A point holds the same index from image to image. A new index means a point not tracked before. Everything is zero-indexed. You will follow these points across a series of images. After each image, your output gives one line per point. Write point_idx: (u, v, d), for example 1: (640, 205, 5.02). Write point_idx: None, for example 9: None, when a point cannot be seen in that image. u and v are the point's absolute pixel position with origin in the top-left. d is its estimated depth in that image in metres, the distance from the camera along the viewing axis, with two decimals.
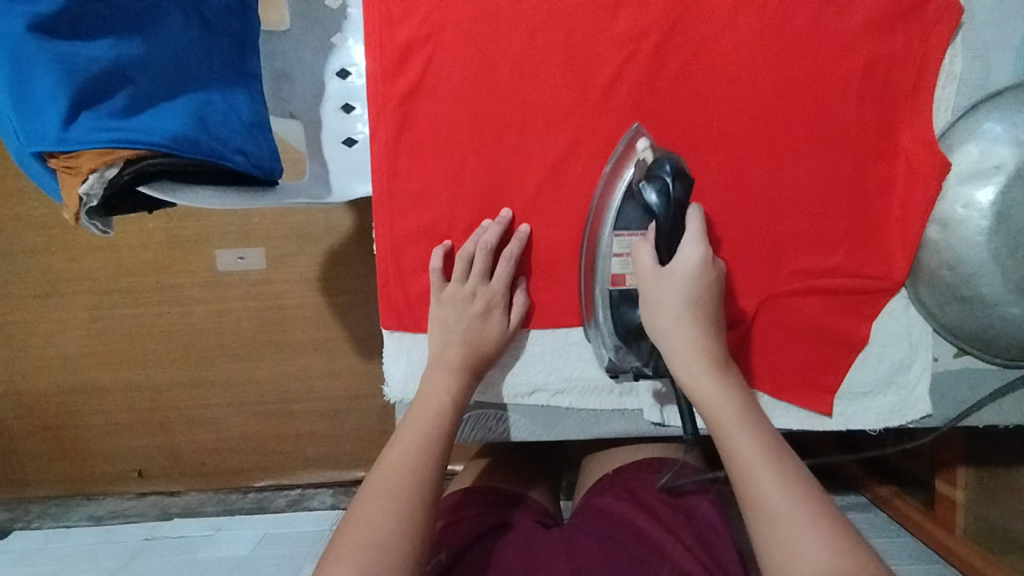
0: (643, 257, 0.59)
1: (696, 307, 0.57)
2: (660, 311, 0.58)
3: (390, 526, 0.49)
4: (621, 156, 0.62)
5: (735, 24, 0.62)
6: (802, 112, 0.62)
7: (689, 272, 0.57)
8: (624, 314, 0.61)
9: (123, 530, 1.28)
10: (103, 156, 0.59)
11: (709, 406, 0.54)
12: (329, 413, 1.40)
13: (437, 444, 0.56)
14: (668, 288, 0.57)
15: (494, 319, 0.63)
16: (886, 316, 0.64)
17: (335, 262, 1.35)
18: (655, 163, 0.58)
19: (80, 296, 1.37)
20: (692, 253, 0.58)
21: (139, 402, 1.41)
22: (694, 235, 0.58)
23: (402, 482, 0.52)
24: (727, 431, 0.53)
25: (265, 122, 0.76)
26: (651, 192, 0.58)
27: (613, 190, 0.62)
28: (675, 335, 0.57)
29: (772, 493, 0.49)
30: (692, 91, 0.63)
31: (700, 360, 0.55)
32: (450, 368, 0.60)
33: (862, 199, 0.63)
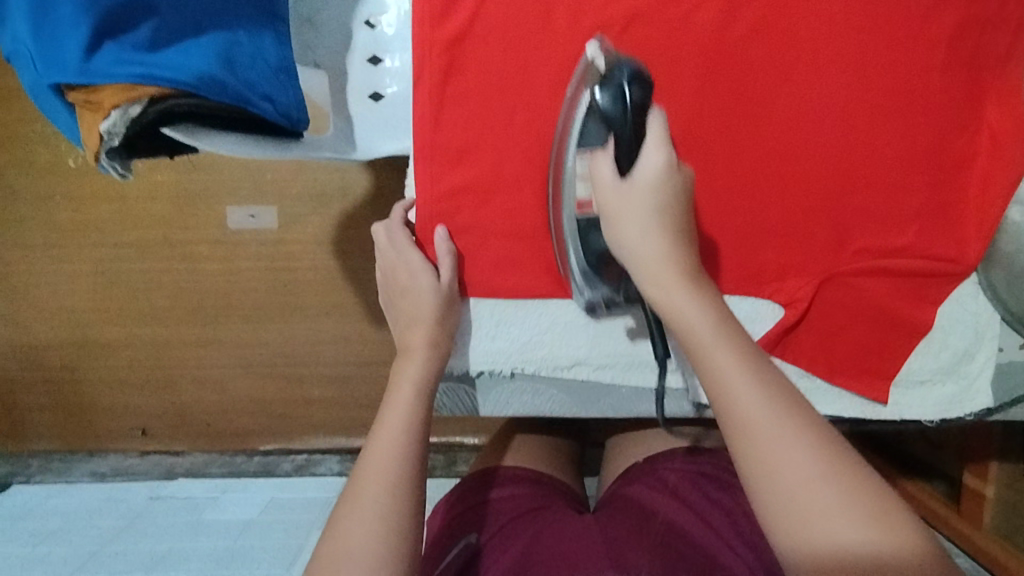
0: (602, 169, 0.53)
1: (663, 215, 0.51)
2: (624, 220, 0.52)
3: (372, 531, 0.47)
4: (581, 75, 0.57)
5: None
6: (883, 75, 0.57)
7: (652, 177, 0.51)
8: (592, 239, 0.57)
9: (126, 488, 1.26)
10: (126, 91, 0.55)
11: (682, 322, 0.46)
12: (339, 379, 1.37)
13: (415, 426, 0.54)
14: (631, 198, 0.51)
15: (418, 276, 0.60)
16: (952, 301, 0.60)
17: (350, 225, 1.31)
18: (609, 71, 0.53)
19: (84, 248, 1.33)
20: (654, 160, 0.51)
21: (145, 359, 1.38)
22: (655, 139, 0.51)
23: (385, 479, 0.50)
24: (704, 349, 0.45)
25: (292, 69, 0.71)
26: (605, 95, 0.52)
27: (574, 110, 0.56)
28: (642, 237, 0.51)
29: (758, 411, 0.41)
30: (766, 49, 0.58)
31: (667, 266, 0.49)
32: (416, 350, 0.58)
33: (938, 174, 0.58)
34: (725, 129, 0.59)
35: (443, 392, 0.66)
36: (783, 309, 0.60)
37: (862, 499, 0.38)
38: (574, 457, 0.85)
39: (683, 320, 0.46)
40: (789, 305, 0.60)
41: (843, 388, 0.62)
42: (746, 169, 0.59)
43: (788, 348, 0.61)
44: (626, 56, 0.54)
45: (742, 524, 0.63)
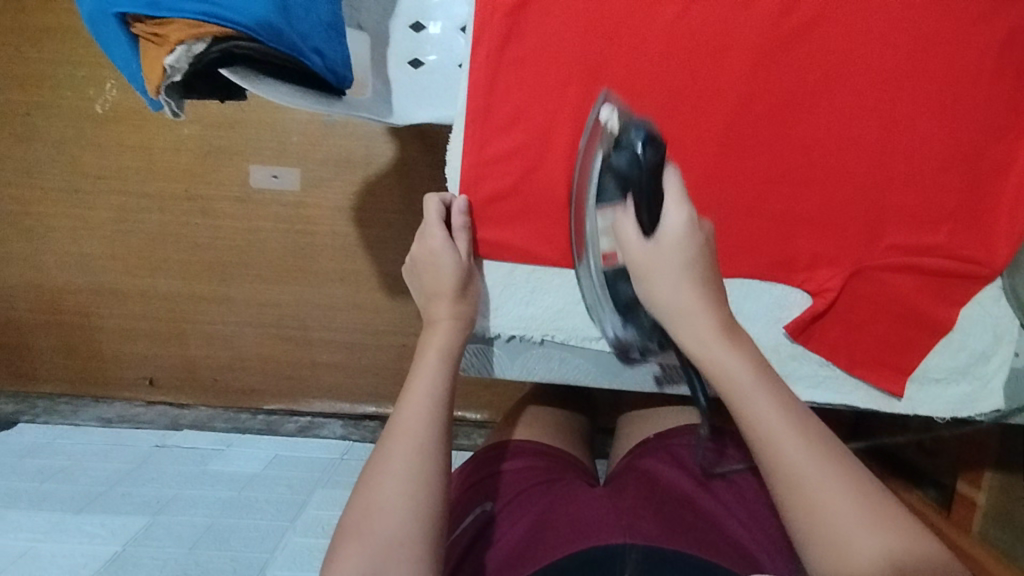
0: (627, 230, 0.55)
1: (692, 271, 0.53)
2: (655, 280, 0.54)
3: (403, 490, 0.51)
4: (594, 133, 0.60)
5: None
6: (933, 77, 0.59)
7: (677, 238, 0.53)
8: (621, 289, 0.61)
9: (132, 434, 1.27)
10: (192, 28, 0.56)
11: (720, 377, 0.50)
12: (347, 345, 1.39)
13: (442, 392, 0.56)
14: (660, 259, 0.53)
15: (438, 249, 0.61)
16: (975, 304, 0.62)
17: (370, 193, 1.32)
18: (623, 131, 0.54)
19: (106, 195, 1.34)
20: (676, 217, 0.53)
21: (157, 310, 1.39)
22: (675, 197, 0.53)
23: (416, 440, 0.53)
24: (743, 396, 0.49)
25: (341, 24, 0.71)
26: (621, 160, 0.54)
27: (591, 164, 0.59)
28: (676, 298, 0.53)
29: (797, 456, 0.46)
30: (819, 42, 0.59)
31: (705, 324, 0.52)
32: (442, 322, 0.60)
33: (974, 178, 0.60)
34: (771, 116, 0.60)
35: (470, 353, 0.67)
36: (810, 298, 0.62)
37: (900, 543, 0.42)
38: (585, 431, 0.87)
39: (723, 374, 0.50)
40: (815, 295, 0.61)
41: (860, 379, 0.63)
42: (788, 158, 0.61)
43: (812, 337, 0.62)
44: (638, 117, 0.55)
45: (755, 509, 0.65)
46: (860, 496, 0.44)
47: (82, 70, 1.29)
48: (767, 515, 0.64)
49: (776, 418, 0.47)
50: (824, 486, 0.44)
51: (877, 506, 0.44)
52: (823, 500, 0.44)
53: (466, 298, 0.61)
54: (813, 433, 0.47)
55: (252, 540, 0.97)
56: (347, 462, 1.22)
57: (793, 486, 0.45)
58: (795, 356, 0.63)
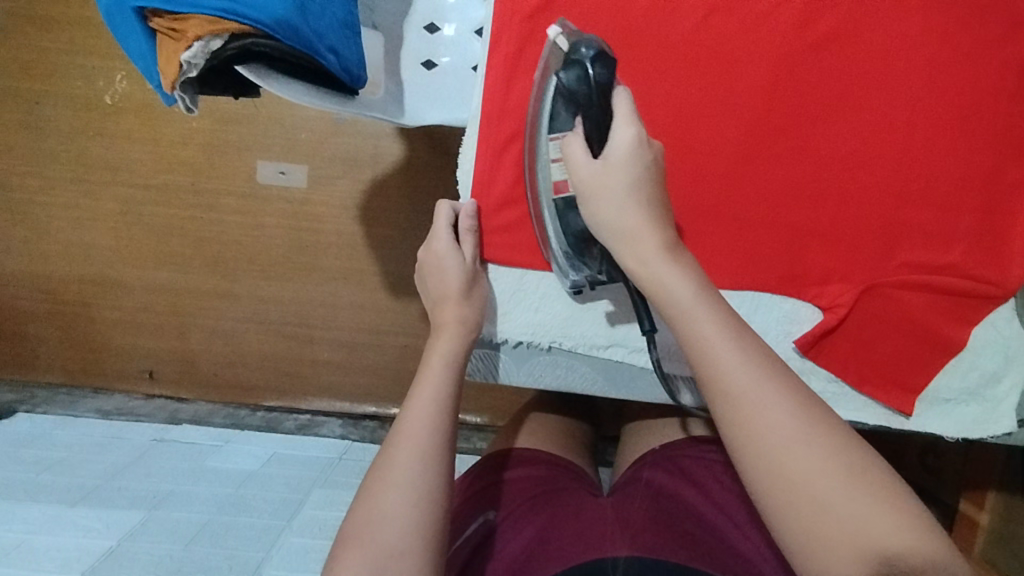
0: (574, 151, 0.56)
1: (639, 189, 0.54)
2: (602, 196, 0.55)
3: (406, 498, 0.50)
4: (546, 57, 0.59)
5: None
6: (951, 96, 0.59)
7: (625, 153, 0.55)
8: (572, 220, 0.60)
9: (131, 427, 1.27)
10: (210, 24, 0.55)
11: (664, 296, 0.52)
12: (349, 344, 1.38)
13: (447, 397, 0.56)
14: (608, 177, 0.55)
15: (443, 253, 0.62)
16: (987, 324, 0.61)
17: (377, 192, 1.31)
18: (574, 46, 0.56)
19: (113, 187, 1.33)
20: (625, 135, 0.55)
21: (160, 303, 1.38)
22: (624, 115, 0.55)
23: (419, 448, 0.52)
24: (684, 315, 0.50)
25: (356, 24, 0.71)
26: (571, 75, 0.55)
27: (543, 93, 0.59)
28: (624, 216, 0.55)
29: (734, 365, 0.47)
30: (837, 54, 0.59)
31: (649, 241, 0.54)
32: (448, 326, 0.59)
33: (991, 198, 0.60)
34: (788, 128, 0.60)
35: (475, 357, 0.66)
36: (821, 313, 0.61)
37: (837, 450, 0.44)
38: (589, 441, 0.86)
39: (664, 292, 0.52)
40: (827, 310, 0.61)
41: (869, 397, 0.63)
42: (803, 170, 0.60)
43: (822, 353, 0.62)
44: (590, 35, 0.57)
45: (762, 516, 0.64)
46: (798, 401, 0.46)
47: (91, 61, 1.29)
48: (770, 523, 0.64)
49: (714, 328, 0.48)
50: (756, 391, 0.46)
51: (814, 410, 0.46)
52: (755, 403, 0.45)
53: (469, 303, 0.61)
54: (754, 347, 0.48)
55: (250, 538, 0.96)
56: (346, 462, 1.22)
57: (728, 389, 0.46)
58: (806, 371, 0.62)
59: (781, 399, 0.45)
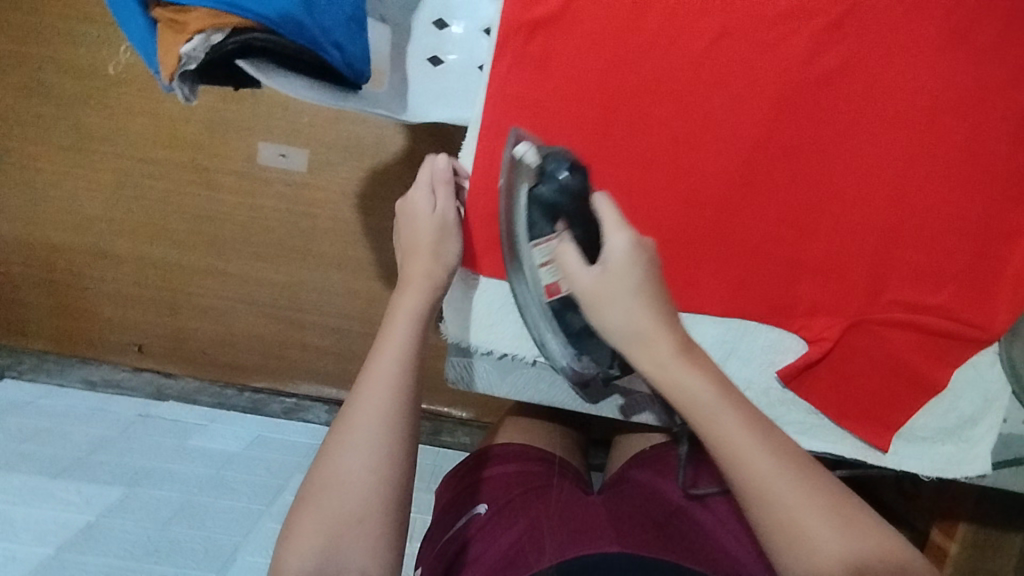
0: (568, 259, 0.56)
1: (644, 290, 0.53)
2: (608, 304, 0.53)
3: (364, 462, 0.50)
4: (511, 169, 0.61)
5: (910, 25, 0.58)
6: (955, 138, 0.59)
7: (622, 261, 0.54)
8: (570, 318, 0.61)
9: (117, 401, 1.27)
10: (212, 19, 0.55)
11: (682, 395, 0.49)
12: (339, 331, 1.38)
13: (410, 357, 0.55)
14: (608, 285, 0.54)
15: (418, 208, 0.62)
16: (970, 367, 0.62)
17: (377, 181, 1.31)
18: (544, 164, 0.59)
19: (110, 158, 1.32)
20: (618, 243, 0.54)
21: (152, 277, 1.38)
22: (613, 222, 0.55)
23: (379, 411, 0.52)
24: (706, 416, 0.48)
25: (364, 19, 0.70)
26: (547, 190, 0.58)
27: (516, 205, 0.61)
28: (630, 317, 0.52)
29: (762, 459, 0.46)
30: (841, 89, 0.59)
31: (664, 344, 0.51)
32: (413, 283, 0.59)
33: (986, 243, 0.60)
34: (787, 160, 0.60)
35: (457, 365, 0.66)
36: (806, 345, 0.61)
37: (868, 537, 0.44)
38: (579, 441, 0.87)
39: (684, 393, 0.49)
40: (813, 342, 0.61)
41: (848, 431, 0.63)
42: (799, 203, 0.60)
43: (804, 384, 0.62)
44: (559, 149, 0.60)
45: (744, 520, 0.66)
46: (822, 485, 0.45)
47: (98, 29, 1.27)
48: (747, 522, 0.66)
49: (737, 426, 0.47)
50: (775, 482, 0.45)
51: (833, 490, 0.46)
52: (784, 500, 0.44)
53: (440, 254, 0.60)
54: (768, 433, 0.47)
55: (227, 522, 0.97)
56: None
57: (751, 488, 0.45)
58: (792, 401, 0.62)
59: (783, 475, 0.45)
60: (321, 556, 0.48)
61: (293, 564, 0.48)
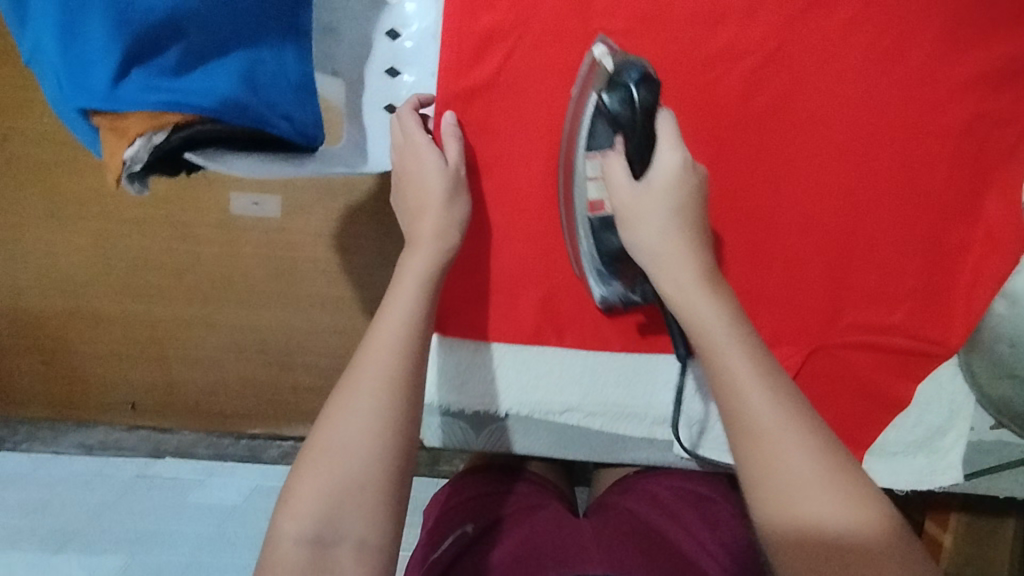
0: (616, 172, 0.55)
1: (681, 216, 0.53)
2: (643, 221, 0.54)
3: (368, 424, 0.50)
4: (588, 73, 0.58)
5: (840, 57, 0.59)
6: (896, 162, 0.60)
7: (668, 181, 0.53)
8: (606, 238, 0.58)
9: (115, 463, 1.29)
10: (151, 119, 0.54)
11: (697, 322, 0.51)
12: (329, 371, 1.38)
13: (417, 319, 0.55)
14: (649, 203, 0.54)
15: (425, 160, 0.59)
16: (933, 380, 0.63)
17: (352, 220, 1.31)
18: (620, 70, 0.54)
19: (86, 221, 1.33)
20: (669, 159, 0.53)
21: (139, 334, 1.39)
22: (670, 138, 0.53)
23: (384, 373, 0.52)
24: (720, 349, 0.49)
25: (313, 84, 0.70)
26: (614, 99, 0.54)
27: (583, 109, 0.59)
28: (661, 238, 0.53)
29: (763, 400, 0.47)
30: (778, 125, 0.60)
31: (689, 272, 0.52)
32: (422, 242, 0.58)
33: (936, 260, 0.61)
34: (734, 196, 0.61)
35: (435, 426, 0.65)
36: None
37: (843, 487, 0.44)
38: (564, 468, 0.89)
39: (700, 328, 0.51)
40: None
41: None
42: (751, 236, 0.61)
43: None
44: (636, 56, 0.56)
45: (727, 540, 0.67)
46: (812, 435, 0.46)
47: None
48: (730, 542, 0.67)
49: (747, 365, 0.48)
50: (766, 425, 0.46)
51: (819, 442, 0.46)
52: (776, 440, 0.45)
53: (447, 214, 0.59)
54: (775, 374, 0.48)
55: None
56: None
57: (747, 429, 0.46)
58: None
59: (781, 423, 0.46)
60: (318, 520, 0.48)
61: (291, 529, 0.48)
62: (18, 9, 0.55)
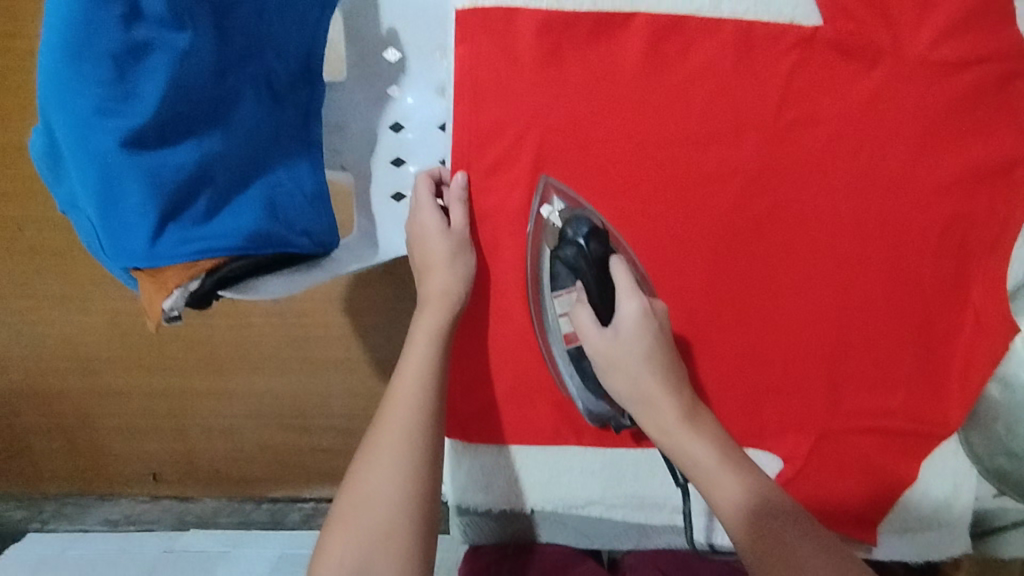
0: (583, 319, 0.63)
1: (650, 361, 0.60)
2: (618, 372, 0.61)
3: (390, 480, 0.56)
4: (540, 227, 0.67)
5: (812, 174, 0.66)
6: (879, 264, 0.66)
7: (632, 325, 0.61)
8: (587, 370, 0.65)
9: (141, 539, 1.30)
10: (187, 270, 0.59)
11: (687, 460, 0.58)
12: (344, 432, 1.37)
13: (430, 374, 0.61)
14: (620, 351, 0.61)
15: (430, 225, 0.65)
16: (935, 457, 0.66)
17: (361, 284, 1.32)
18: (568, 227, 0.63)
19: (99, 300, 1.33)
20: (630, 309, 0.61)
21: (155, 408, 1.38)
22: (627, 288, 0.61)
23: (402, 428, 0.58)
24: (711, 480, 0.56)
25: (328, 191, 0.74)
26: (570, 251, 0.62)
27: (541, 259, 0.67)
28: (639, 383, 0.60)
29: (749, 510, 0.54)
30: (763, 236, 0.66)
31: (666, 413, 0.59)
32: (431, 300, 0.64)
33: (926, 347, 0.66)
34: (732, 301, 0.67)
35: (462, 524, 0.71)
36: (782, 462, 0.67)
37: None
38: None
39: (688, 460, 0.58)
40: (786, 459, 0.66)
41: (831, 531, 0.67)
42: (751, 337, 0.67)
43: None
44: (579, 211, 0.65)
45: None
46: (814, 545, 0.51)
47: None
48: None
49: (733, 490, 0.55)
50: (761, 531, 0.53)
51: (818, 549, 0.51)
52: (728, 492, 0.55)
53: (453, 270, 0.65)
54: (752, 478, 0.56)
55: None
56: None
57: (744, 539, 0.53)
58: None
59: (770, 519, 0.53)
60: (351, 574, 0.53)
61: None
62: (49, 162, 0.57)
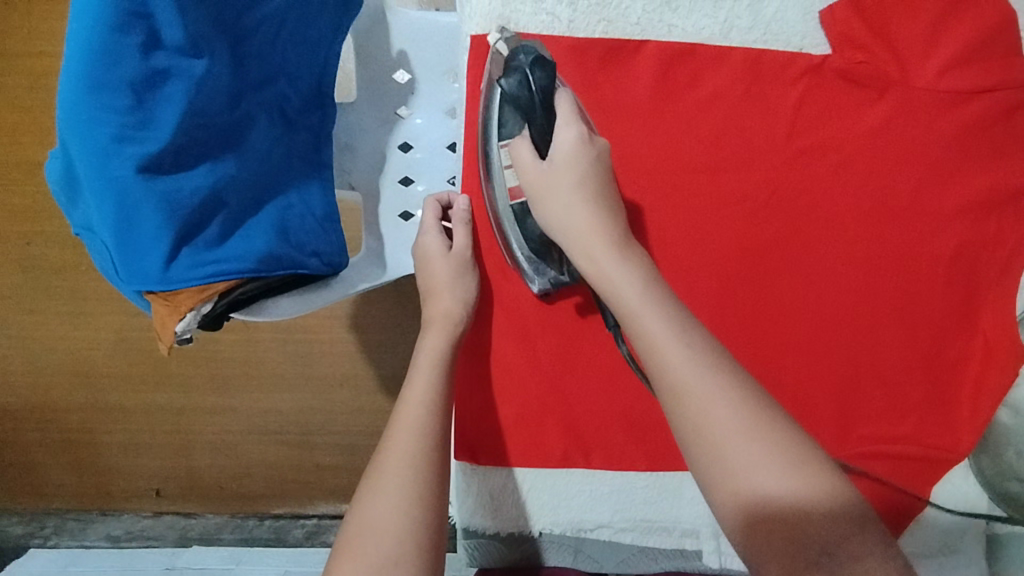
0: (523, 154, 0.64)
1: (584, 186, 0.61)
2: (550, 198, 0.62)
3: (395, 504, 0.55)
4: (493, 64, 0.67)
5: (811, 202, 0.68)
6: (885, 292, 0.67)
7: (568, 152, 0.61)
8: (527, 223, 0.67)
9: (142, 557, 1.27)
10: (199, 293, 0.59)
11: (613, 290, 0.56)
12: (348, 446, 1.36)
13: (434, 397, 0.62)
14: (551, 178, 0.62)
15: (432, 246, 0.69)
16: (947, 481, 0.65)
17: (366, 301, 1.34)
18: (515, 58, 0.63)
19: (106, 317, 1.34)
20: (568, 135, 0.62)
21: (159, 424, 1.38)
22: (567, 116, 0.62)
23: (407, 451, 0.58)
24: (637, 313, 0.54)
25: (337, 214, 0.76)
26: (513, 80, 0.62)
27: (491, 103, 0.68)
28: (573, 218, 0.61)
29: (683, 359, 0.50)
30: (768, 260, 0.67)
31: (597, 238, 0.59)
32: (434, 321, 0.67)
33: (935, 373, 0.66)
34: (741, 321, 0.67)
35: (469, 549, 0.70)
36: None
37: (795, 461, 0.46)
38: None
39: (613, 287, 0.56)
40: None
41: None
42: (759, 358, 0.66)
43: None
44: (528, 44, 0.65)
45: None
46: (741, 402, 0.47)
47: None
48: None
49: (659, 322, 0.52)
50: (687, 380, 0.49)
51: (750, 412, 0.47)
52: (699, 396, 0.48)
53: (456, 289, 0.68)
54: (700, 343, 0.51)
55: None
56: None
57: (671, 381, 0.49)
58: None
59: (701, 369, 0.49)
60: None
61: None
62: (66, 187, 0.58)
